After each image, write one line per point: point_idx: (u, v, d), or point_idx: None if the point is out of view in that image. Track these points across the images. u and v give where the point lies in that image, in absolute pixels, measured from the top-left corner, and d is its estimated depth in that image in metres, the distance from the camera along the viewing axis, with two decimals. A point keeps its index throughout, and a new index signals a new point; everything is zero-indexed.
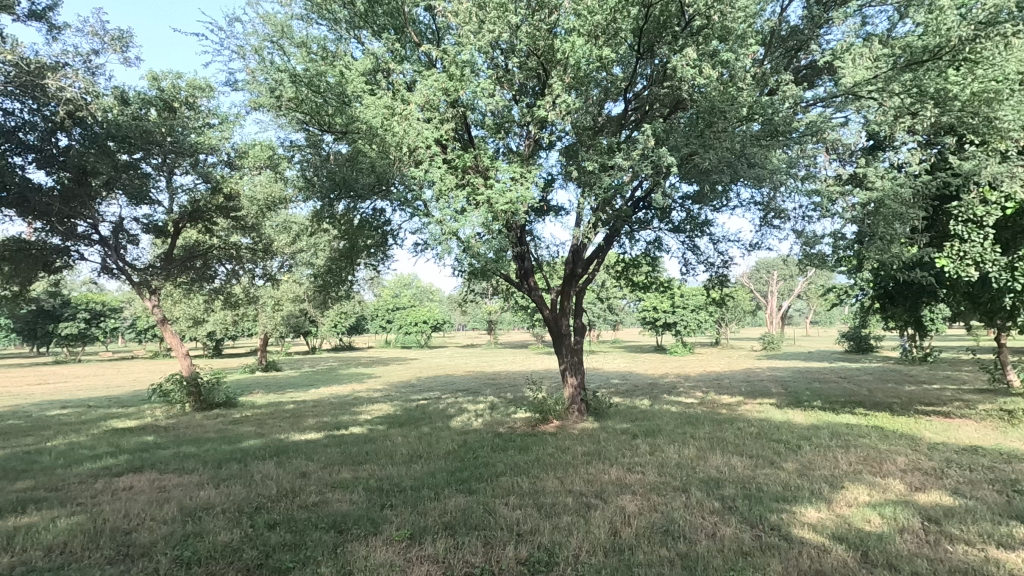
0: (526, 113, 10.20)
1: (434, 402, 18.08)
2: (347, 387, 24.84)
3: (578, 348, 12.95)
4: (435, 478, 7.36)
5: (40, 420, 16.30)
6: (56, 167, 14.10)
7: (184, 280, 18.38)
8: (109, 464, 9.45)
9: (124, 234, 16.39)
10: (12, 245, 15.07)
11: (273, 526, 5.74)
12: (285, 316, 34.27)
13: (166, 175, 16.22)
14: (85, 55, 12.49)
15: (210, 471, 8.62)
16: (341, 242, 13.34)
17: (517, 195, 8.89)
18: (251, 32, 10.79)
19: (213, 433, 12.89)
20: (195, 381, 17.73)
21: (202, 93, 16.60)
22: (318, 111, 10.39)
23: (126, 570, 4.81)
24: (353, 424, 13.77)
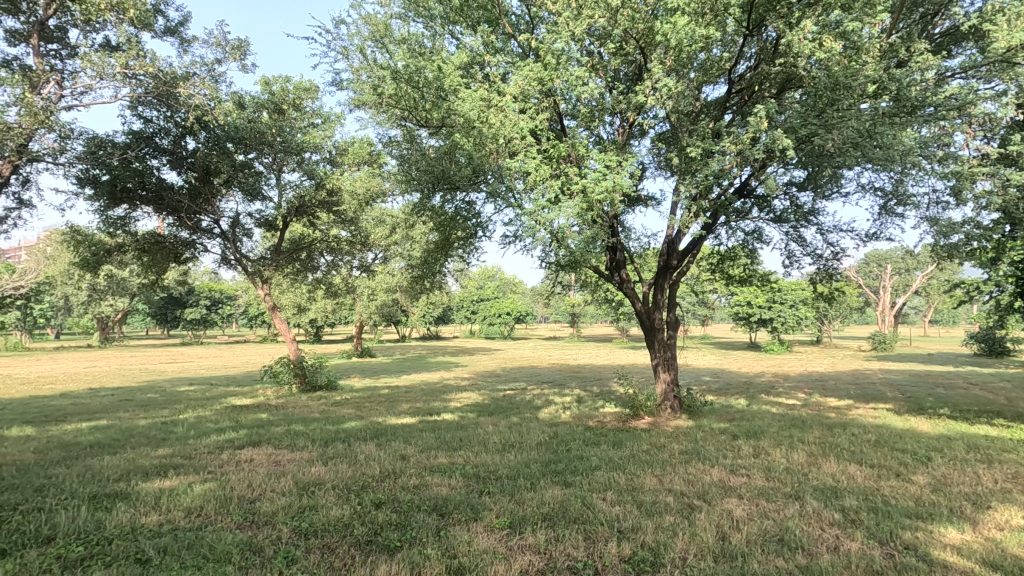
0: (621, 99, 9.88)
1: (521, 393, 18.21)
2: (436, 375, 25.77)
3: (672, 343, 12.45)
4: (530, 468, 7.38)
5: (173, 394, 18.27)
6: (185, 168, 15.74)
7: (291, 271, 19.74)
8: (232, 438, 10.38)
9: (240, 228, 17.92)
10: (149, 239, 16.83)
11: (380, 505, 6.02)
12: (379, 306, 36.03)
13: (276, 173, 17.48)
14: (210, 64, 13.70)
15: (319, 449, 9.20)
16: (434, 234, 13.74)
17: (612, 184, 8.68)
18: (355, 33, 11.32)
19: (319, 413, 13.80)
20: (301, 364, 19.10)
21: (308, 95, 17.63)
22: (415, 106, 10.67)
23: (254, 535, 5.24)
24: (445, 411, 14.16)
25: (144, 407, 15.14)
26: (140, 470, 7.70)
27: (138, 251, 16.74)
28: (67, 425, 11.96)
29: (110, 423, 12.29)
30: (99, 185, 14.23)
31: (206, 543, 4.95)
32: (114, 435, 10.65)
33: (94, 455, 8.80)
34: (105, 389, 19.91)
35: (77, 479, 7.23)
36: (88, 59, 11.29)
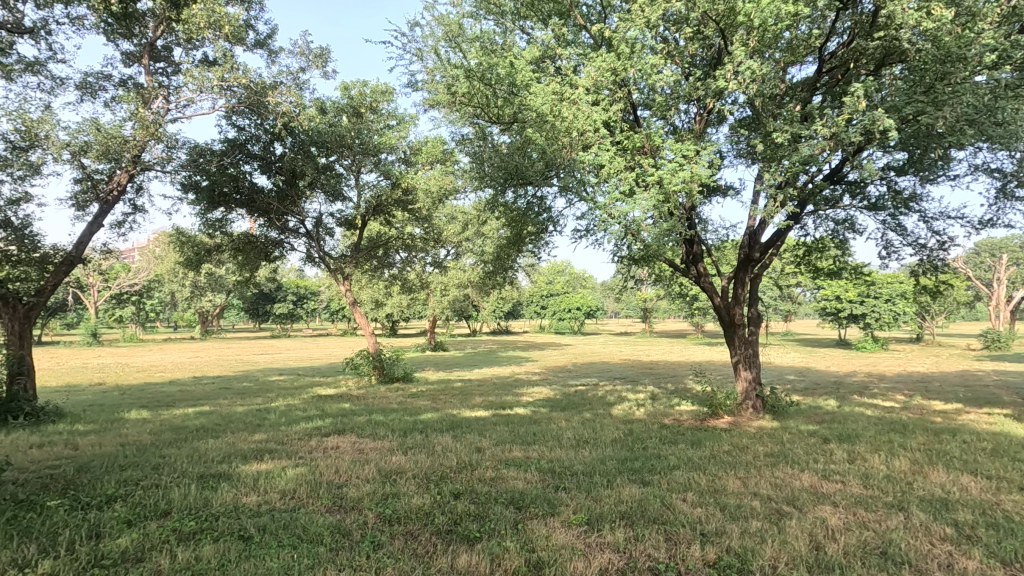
0: (698, 85, 9.48)
1: (593, 389, 18.02)
2: (508, 369, 26.06)
3: (753, 340, 11.86)
4: (606, 465, 7.28)
5: (265, 383, 19.63)
6: (274, 172, 16.79)
7: (369, 267, 20.60)
8: (319, 425, 11.00)
9: (323, 228, 18.90)
10: (244, 239, 18.13)
11: (458, 495, 6.17)
12: (451, 301, 36.84)
13: (355, 174, 18.25)
14: (295, 73, 14.53)
15: (398, 439, 9.55)
16: (505, 230, 13.85)
17: (690, 175, 8.37)
18: (428, 35, 11.60)
19: (397, 404, 14.35)
20: (380, 357, 19.93)
21: (384, 98, 18.19)
22: (487, 104, 10.75)
23: (342, 518, 5.53)
24: (517, 405, 14.28)
25: (241, 395, 16.39)
26: (240, 453, 8.33)
27: (233, 251, 18.08)
28: (177, 410, 13.16)
29: (212, 409, 13.39)
30: (200, 191, 15.49)
31: (300, 525, 5.27)
32: (216, 420, 11.60)
33: (200, 438, 9.62)
34: (207, 378, 21.73)
35: (187, 459, 7.93)
36: (190, 75, 12.32)
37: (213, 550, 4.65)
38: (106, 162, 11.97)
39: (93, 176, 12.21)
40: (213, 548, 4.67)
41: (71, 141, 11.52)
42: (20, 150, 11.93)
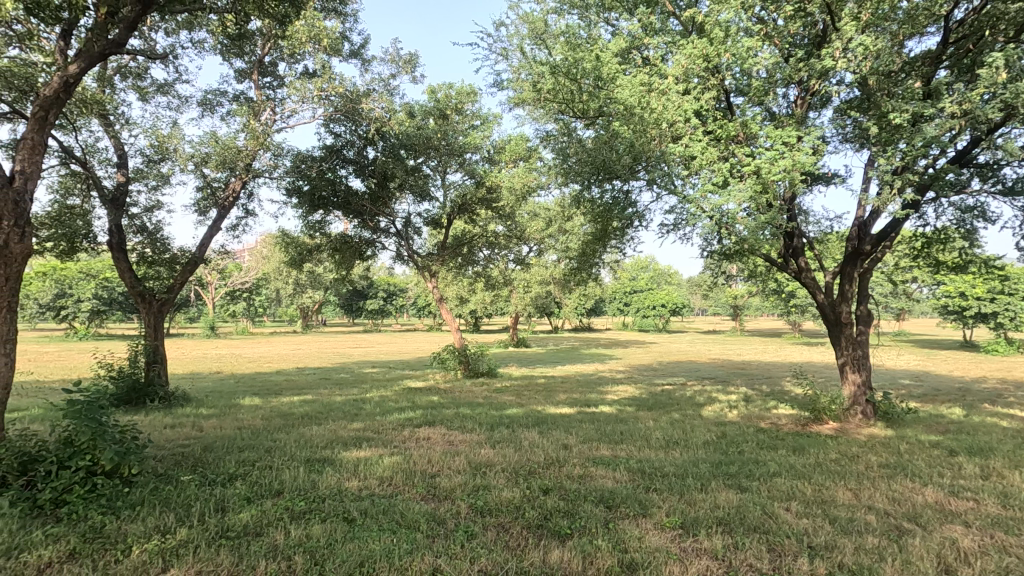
0: (800, 67, 8.84)
1: (681, 388, 17.40)
2: (591, 367, 25.79)
3: (863, 340, 10.91)
4: (699, 468, 7.01)
5: (360, 375, 20.78)
6: (367, 175, 17.66)
7: (455, 265, 21.16)
8: (411, 417, 11.48)
9: (411, 227, 19.66)
10: (340, 239, 19.25)
11: (547, 491, 6.19)
12: (534, 298, 37.11)
13: (441, 175, 18.76)
14: (387, 79, 15.22)
15: (486, 432, 9.74)
16: (589, 226, 13.71)
17: (791, 163, 7.83)
18: (513, 34, 11.73)
19: (483, 399, 14.67)
20: (465, 353, 20.44)
21: (468, 99, 18.57)
22: (571, 99, 10.62)
23: (437, 507, 5.73)
24: (602, 403, 14.09)
25: (339, 385, 17.45)
26: (340, 440, 8.87)
27: (331, 250, 19.25)
28: (284, 398, 14.24)
29: (314, 398, 14.37)
30: (302, 195, 16.64)
31: (398, 511, 5.53)
32: (319, 409, 12.44)
33: (306, 425, 10.35)
34: (309, 369, 23.36)
35: (295, 444, 8.57)
36: (293, 87, 13.32)
37: (321, 530, 4.99)
38: (223, 171, 13.17)
39: (212, 184, 13.48)
40: (321, 528, 5.02)
41: (195, 153, 12.80)
42: (154, 162, 13.43)
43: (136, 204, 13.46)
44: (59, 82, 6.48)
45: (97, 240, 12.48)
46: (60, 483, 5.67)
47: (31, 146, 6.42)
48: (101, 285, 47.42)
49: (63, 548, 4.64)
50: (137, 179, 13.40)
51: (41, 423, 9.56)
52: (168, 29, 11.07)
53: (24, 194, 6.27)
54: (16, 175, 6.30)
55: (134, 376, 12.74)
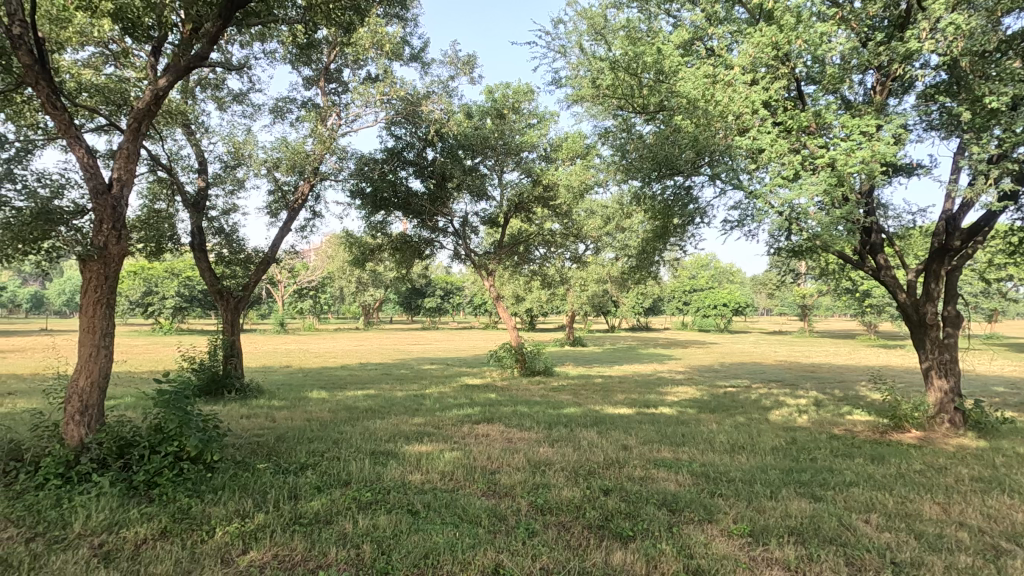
0: (880, 51, 8.31)
1: (745, 391, 16.75)
2: (649, 367, 25.26)
3: (951, 343, 10.11)
4: (768, 474, 6.73)
5: (419, 372, 21.29)
6: (426, 176, 18.02)
7: (512, 263, 21.28)
8: (469, 413, 11.66)
9: (469, 226, 19.94)
10: (401, 239, 19.78)
11: (608, 492, 6.12)
12: (590, 296, 36.72)
13: (498, 174, 18.89)
14: (446, 81, 15.50)
15: (544, 431, 9.76)
16: (649, 223, 13.44)
17: (870, 153, 7.36)
18: (572, 31, 11.65)
19: (540, 397, 14.69)
20: (522, 351, 20.52)
21: (525, 98, 18.50)
22: (631, 94, 10.31)
23: (498, 503, 5.78)
24: (662, 404, 13.77)
25: (400, 381, 17.95)
26: (403, 434, 9.13)
27: (392, 250, 19.81)
28: (349, 392, 14.80)
29: (377, 393, 14.85)
30: (365, 196, 17.21)
31: (460, 505, 5.63)
32: (382, 403, 12.85)
33: (370, 418, 10.72)
34: (371, 364, 24.19)
35: (360, 436, 8.89)
36: (358, 92, 13.81)
37: (387, 520, 5.15)
38: (293, 175, 13.83)
39: (283, 187, 14.17)
40: (387, 519, 5.18)
41: (268, 158, 13.51)
42: (231, 168, 14.27)
43: (214, 207, 14.35)
44: (151, 95, 7.01)
45: (181, 241, 13.41)
46: (152, 466, 6.14)
47: (127, 155, 6.98)
48: (183, 283, 50.91)
49: (156, 525, 5.03)
50: (216, 183, 14.29)
51: (134, 410, 10.38)
52: (243, 42, 11.73)
53: (121, 199, 6.83)
54: (114, 181, 6.85)
55: (213, 368, 13.57)
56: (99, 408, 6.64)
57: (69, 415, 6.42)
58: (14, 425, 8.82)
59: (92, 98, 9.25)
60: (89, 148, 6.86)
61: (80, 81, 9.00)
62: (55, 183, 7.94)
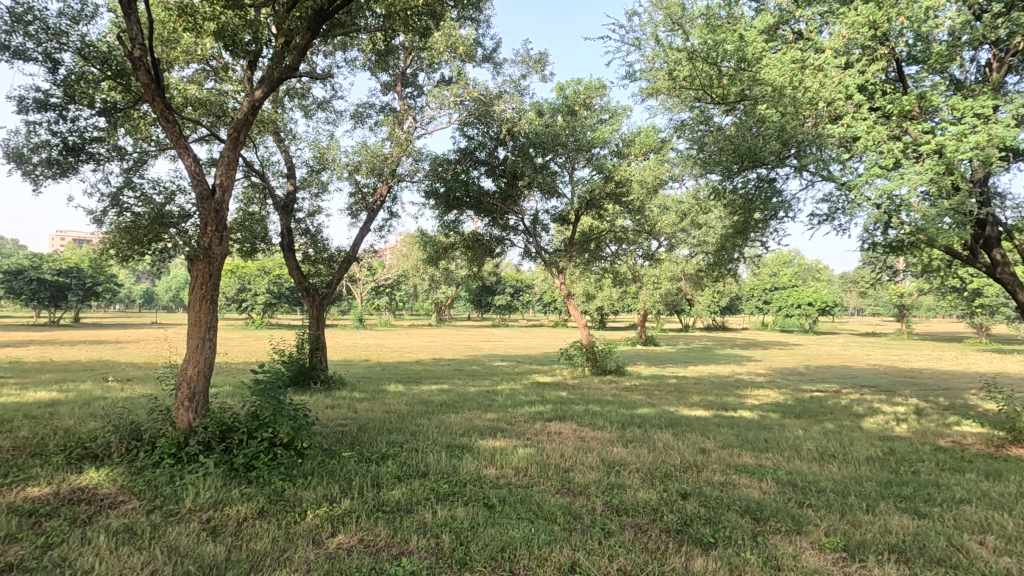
0: (997, 25, 7.51)
1: (834, 396, 15.70)
2: (726, 368, 24.26)
3: None
4: (864, 486, 6.27)
5: (490, 368, 21.61)
6: (498, 175, 18.23)
7: (582, 261, 21.13)
8: (541, 410, 11.71)
9: (539, 224, 19.99)
10: (473, 238, 20.14)
11: (686, 496, 5.93)
12: (663, 295, 35.75)
13: (569, 171, 18.76)
14: (518, 80, 15.61)
15: (617, 431, 9.61)
16: (727, 219, 12.90)
17: (985, 137, 6.67)
18: (647, 23, 11.38)
19: (612, 397, 14.50)
20: (593, 349, 20.32)
21: (597, 93, 18.32)
22: (709, 85, 9.79)
23: (572, 501, 5.76)
24: (742, 408, 13.19)
25: (473, 377, 18.34)
26: (477, 429, 9.32)
27: (464, 248, 20.23)
28: (424, 387, 15.28)
29: (451, 388, 15.23)
30: (439, 196, 17.69)
31: (535, 501, 5.66)
32: (455, 398, 13.17)
33: (444, 413, 11.02)
34: (443, 360, 24.82)
35: (436, 430, 9.17)
36: (433, 95, 14.22)
37: (465, 512, 5.28)
38: (373, 177, 14.44)
39: (363, 189, 14.83)
40: (464, 511, 5.31)
41: (349, 162, 14.20)
42: (316, 172, 15.11)
43: (301, 209, 15.26)
44: (248, 106, 7.57)
45: (272, 241, 14.38)
46: (250, 451, 6.64)
47: (227, 162, 7.55)
48: (273, 281, 54.48)
49: (254, 505, 5.44)
50: (303, 187, 15.18)
51: (233, 398, 11.28)
52: (327, 52, 12.37)
53: (223, 203, 7.41)
54: (216, 187, 7.44)
55: (300, 360, 14.42)
56: (204, 395, 7.26)
57: (180, 400, 7.07)
58: (134, 408, 9.81)
59: (196, 111, 10.09)
60: (196, 157, 7.51)
61: (186, 97, 9.85)
62: (167, 189, 8.75)
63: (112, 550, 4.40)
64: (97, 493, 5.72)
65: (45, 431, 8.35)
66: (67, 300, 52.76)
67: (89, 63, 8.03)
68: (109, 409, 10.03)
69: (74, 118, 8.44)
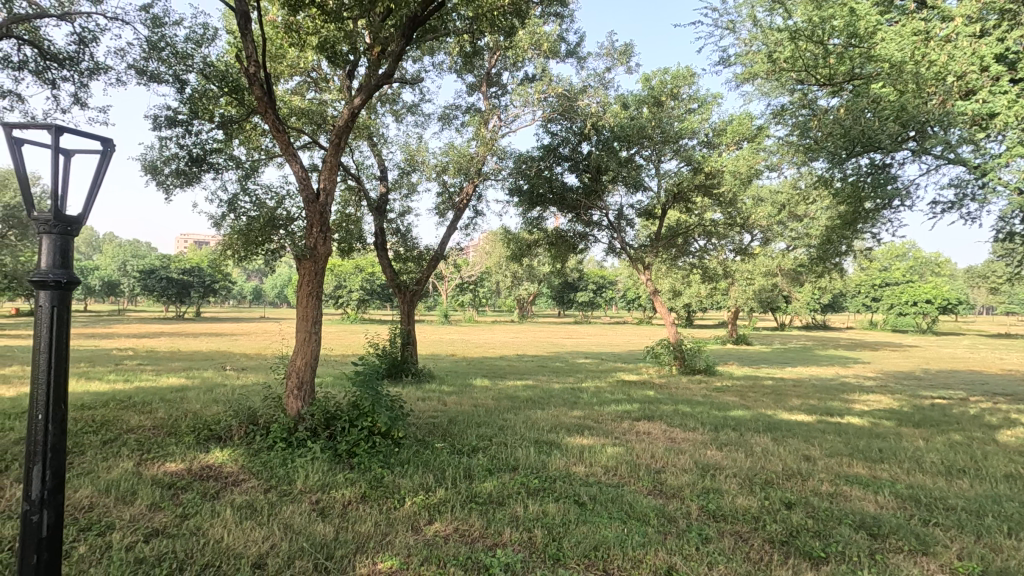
0: None
1: (959, 404, 14.11)
2: (830, 370, 22.51)
3: None
4: (1003, 506, 5.57)
5: (574, 365, 21.50)
6: (581, 171, 18.05)
7: (669, 256, 20.45)
8: (628, 409, 11.47)
9: (624, 219, 19.58)
10: (556, 234, 20.09)
11: (791, 505, 5.57)
12: (757, 291, 33.84)
13: (655, 164, 18.19)
14: (602, 73, 15.37)
15: (710, 433, 9.22)
16: (833, 210, 11.93)
17: None
18: (743, 3, 10.74)
19: (702, 397, 13.94)
20: (681, 347, 19.63)
21: (685, 82, 17.63)
22: (814, 65, 8.98)
23: (666, 504, 5.60)
24: (850, 413, 12.18)
25: (556, 374, 18.34)
26: (564, 426, 9.30)
27: (548, 245, 20.25)
28: (509, 382, 15.52)
29: (536, 384, 15.33)
30: (523, 193, 17.83)
31: (627, 502, 5.57)
32: (540, 394, 13.24)
33: (530, 408, 11.13)
34: (526, 356, 25.05)
35: (524, 425, 9.26)
36: (517, 93, 14.36)
37: (556, 508, 5.30)
38: (459, 177, 14.82)
39: (450, 189, 15.25)
40: (556, 507, 5.32)
41: (437, 163, 14.66)
42: (406, 174, 15.73)
43: (393, 210, 15.96)
44: (348, 113, 8.01)
45: (366, 241, 15.16)
46: (352, 438, 7.05)
47: (330, 167, 8.05)
48: (366, 278, 57.52)
49: (357, 490, 5.77)
50: (394, 188, 15.88)
51: (334, 389, 12.04)
52: (416, 57, 12.81)
53: (326, 206, 7.90)
54: (320, 191, 7.95)
55: (393, 354, 15.12)
56: (311, 384, 7.81)
57: (290, 389, 7.66)
58: (250, 395, 10.75)
59: (299, 120, 10.83)
60: (302, 163, 8.06)
61: (290, 107, 10.59)
62: (278, 194, 9.47)
63: (237, 523, 4.85)
64: (222, 471, 6.33)
65: (178, 413, 9.37)
66: (190, 297, 58.65)
67: (210, 81, 8.86)
68: (229, 395, 11.06)
69: (197, 132, 9.36)
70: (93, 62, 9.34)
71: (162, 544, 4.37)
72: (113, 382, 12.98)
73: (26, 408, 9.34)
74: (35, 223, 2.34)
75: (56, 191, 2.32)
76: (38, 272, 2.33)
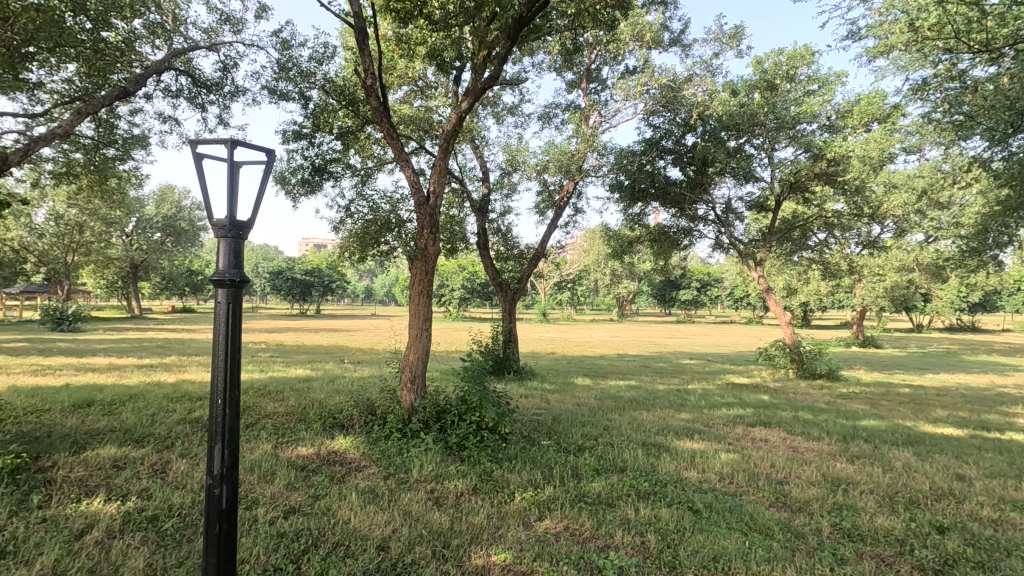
0: None
1: None
2: (982, 378, 19.69)
3: None
4: None
5: (679, 366, 20.68)
6: (685, 163, 17.33)
7: (784, 251, 19.00)
8: (741, 414, 10.80)
9: (733, 212, 18.50)
10: (659, 230, 19.44)
11: (943, 530, 4.93)
12: (889, 288, 30.41)
13: (768, 152, 16.95)
14: (709, 59, 14.62)
15: (838, 444, 8.42)
16: (987, 196, 10.44)
17: None
18: None
19: (826, 404, 12.79)
20: (799, 349, 18.17)
21: (803, 62, 16.30)
22: (965, 31, 7.90)
23: (791, 518, 5.19)
24: (1012, 429, 10.56)
25: (660, 374, 17.75)
26: (672, 429, 8.95)
27: (650, 241, 19.67)
28: (611, 381, 15.27)
29: (639, 384, 14.94)
30: (624, 189, 17.44)
31: (747, 512, 5.23)
32: (644, 395, 12.87)
33: (635, 409, 10.85)
34: (628, 355, 24.51)
35: (629, 426, 9.04)
36: (618, 87, 14.08)
37: (670, 514, 5.11)
38: (560, 175, 14.80)
39: (550, 188, 15.29)
40: (669, 512, 5.14)
41: (538, 163, 14.77)
42: (506, 175, 16.01)
43: (495, 211, 16.31)
44: (456, 117, 8.28)
45: (469, 241, 15.62)
46: (461, 432, 7.27)
47: (439, 170, 8.37)
48: (467, 277, 59.46)
49: (468, 482, 5.94)
50: (496, 189, 16.22)
51: (441, 383, 12.56)
52: (517, 59, 12.98)
53: (436, 208, 8.22)
54: (430, 194, 8.29)
55: (495, 351, 15.46)
56: (423, 378, 8.19)
57: (404, 382, 8.08)
58: (367, 387, 11.51)
59: (408, 128, 11.39)
60: (414, 168, 8.45)
61: (400, 116, 11.17)
62: (392, 198, 10.02)
63: (361, 506, 5.19)
64: (346, 457, 6.82)
65: (306, 401, 10.25)
66: (312, 296, 64.04)
67: (330, 96, 9.57)
68: (348, 387, 11.92)
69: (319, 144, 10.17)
70: (234, 86, 10.48)
71: (298, 520, 4.79)
72: (252, 371, 14.52)
73: (186, 393, 10.72)
74: (214, 228, 2.67)
75: (228, 199, 2.60)
76: (217, 272, 2.61)
